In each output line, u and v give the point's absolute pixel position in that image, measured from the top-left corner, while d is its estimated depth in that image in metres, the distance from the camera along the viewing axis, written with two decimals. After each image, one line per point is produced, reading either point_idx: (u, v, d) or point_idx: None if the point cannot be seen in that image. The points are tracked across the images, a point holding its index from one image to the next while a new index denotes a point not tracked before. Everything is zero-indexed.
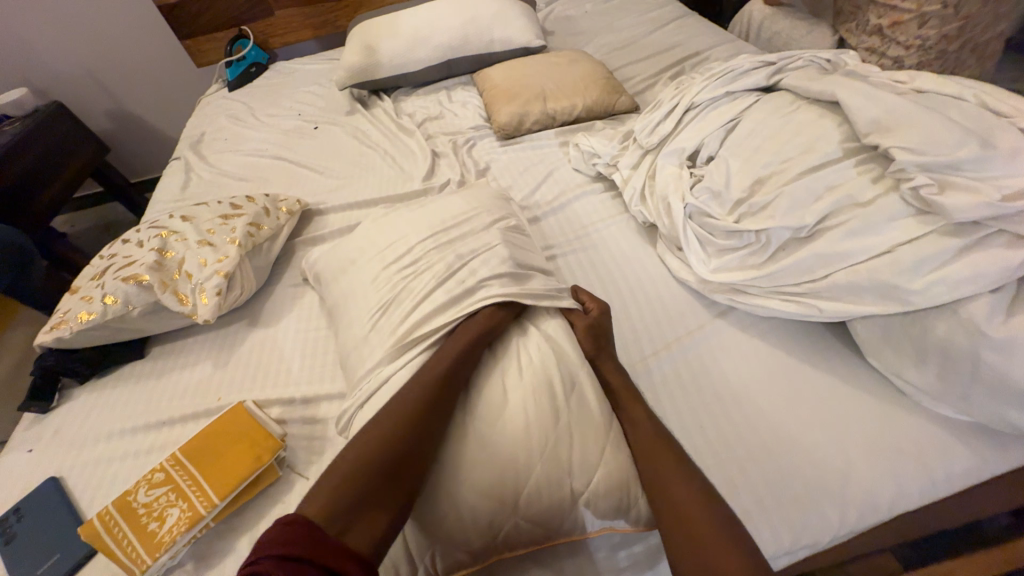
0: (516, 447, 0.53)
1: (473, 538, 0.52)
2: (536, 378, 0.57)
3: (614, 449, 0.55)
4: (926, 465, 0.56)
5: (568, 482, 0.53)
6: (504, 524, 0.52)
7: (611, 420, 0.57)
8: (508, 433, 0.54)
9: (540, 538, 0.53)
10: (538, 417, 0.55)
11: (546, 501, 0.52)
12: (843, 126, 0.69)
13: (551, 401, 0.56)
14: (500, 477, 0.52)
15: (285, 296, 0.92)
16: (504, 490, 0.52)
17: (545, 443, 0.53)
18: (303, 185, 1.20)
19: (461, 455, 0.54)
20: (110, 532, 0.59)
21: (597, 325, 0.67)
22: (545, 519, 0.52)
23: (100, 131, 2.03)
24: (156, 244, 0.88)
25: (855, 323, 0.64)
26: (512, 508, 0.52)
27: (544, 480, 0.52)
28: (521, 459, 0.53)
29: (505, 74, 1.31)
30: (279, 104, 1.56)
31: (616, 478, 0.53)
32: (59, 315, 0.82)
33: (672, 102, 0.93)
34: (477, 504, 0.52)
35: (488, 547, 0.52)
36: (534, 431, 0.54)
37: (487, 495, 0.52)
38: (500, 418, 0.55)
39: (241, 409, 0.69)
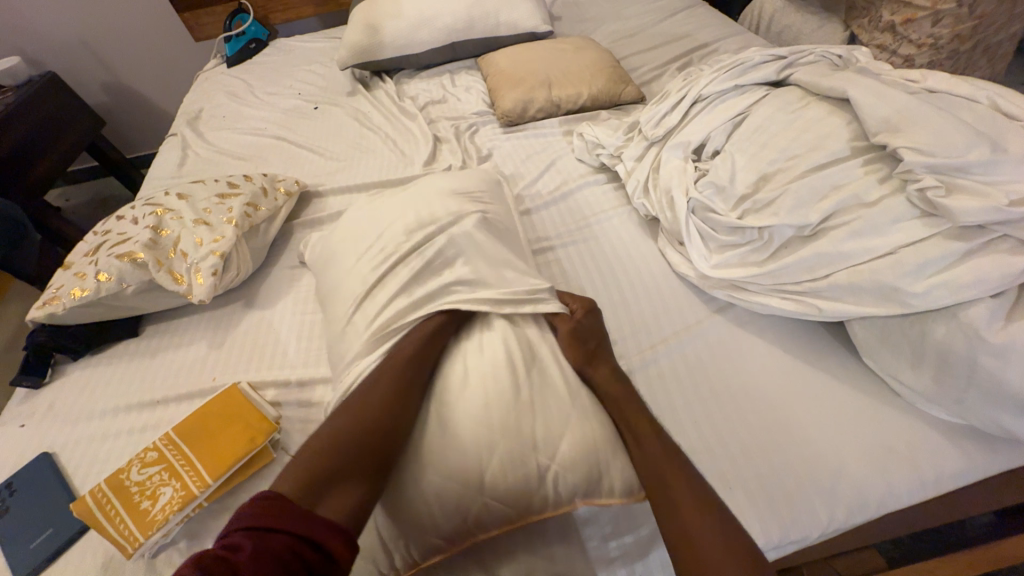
0: (477, 426, 0.53)
1: (444, 520, 0.52)
2: (496, 358, 0.58)
3: (579, 419, 0.55)
4: (917, 466, 0.56)
5: (533, 458, 0.52)
6: (471, 504, 0.51)
7: (577, 392, 0.57)
8: (469, 412, 0.54)
9: (510, 518, 0.52)
10: (497, 394, 0.55)
11: (512, 479, 0.52)
12: (852, 125, 0.68)
13: (509, 376, 0.56)
14: (463, 455, 0.52)
15: (281, 278, 0.91)
16: (469, 470, 0.52)
17: (507, 420, 0.53)
18: (302, 166, 1.18)
19: (429, 439, 0.55)
20: (103, 509, 0.59)
21: (588, 328, 0.66)
22: (513, 498, 0.52)
23: (95, 103, 1.99)
24: (151, 221, 0.87)
25: (853, 323, 0.63)
26: (478, 487, 0.52)
27: (506, 458, 0.52)
28: (484, 437, 0.53)
29: (510, 59, 1.28)
30: (278, 82, 1.53)
31: (582, 450, 0.53)
32: (53, 290, 0.81)
33: (680, 93, 0.91)
34: (444, 485, 0.52)
35: (459, 530, 0.52)
36: (495, 407, 0.54)
37: (452, 476, 0.52)
38: (462, 398, 0.56)
39: (235, 389, 0.69)
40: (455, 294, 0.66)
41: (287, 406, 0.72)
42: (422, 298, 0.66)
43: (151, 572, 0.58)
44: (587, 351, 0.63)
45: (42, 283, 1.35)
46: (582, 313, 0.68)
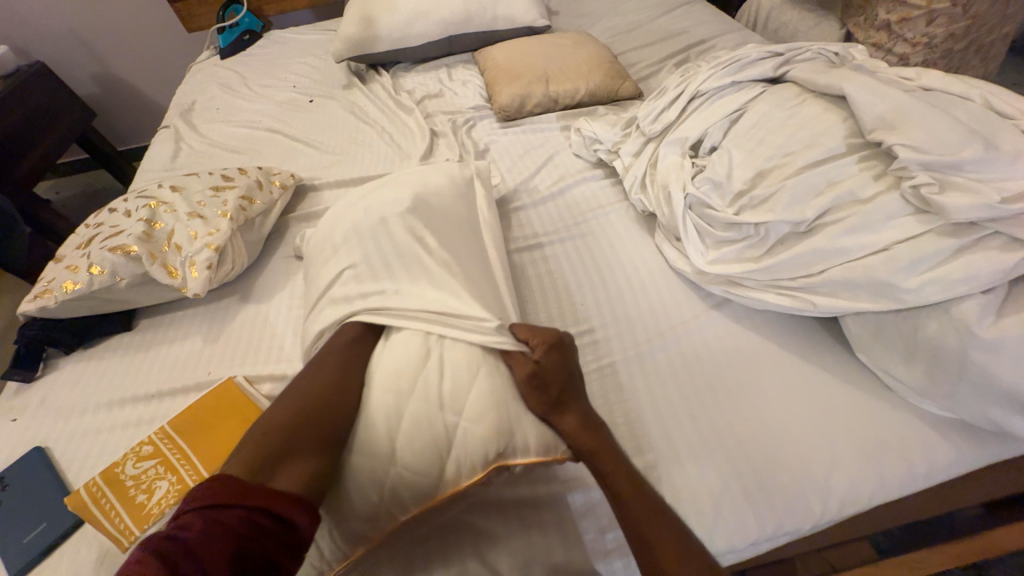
0: (387, 393, 0.55)
1: (364, 489, 0.51)
2: (410, 328, 0.60)
3: (485, 377, 0.55)
4: (910, 459, 0.57)
5: (439, 420, 0.53)
6: (385, 474, 0.51)
7: (487, 353, 0.58)
8: (381, 380, 0.56)
9: (427, 485, 0.51)
10: (405, 360, 0.56)
11: (420, 442, 0.52)
12: (848, 122, 0.69)
13: (420, 343, 0.58)
14: (374, 425, 0.53)
15: (277, 272, 0.91)
16: (379, 435, 0.53)
17: (413, 385, 0.55)
18: (297, 160, 1.17)
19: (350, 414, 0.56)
20: (98, 503, 0.58)
21: (541, 374, 0.56)
22: (425, 464, 0.51)
23: (87, 95, 1.95)
24: (145, 214, 0.86)
25: (848, 319, 0.64)
26: (389, 453, 0.52)
27: (414, 421, 0.53)
28: (393, 402, 0.54)
29: (508, 53, 1.28)
30: (273, 74, 1.51)
31: (485, 406, 0.53)
32: (44, 283, 0.79)
33: (678, 89, 0.92)
34: (358, 455, 0.52)
35: (379, 498, 0.51)
36: (404, 373, 0.55)
37: (365, 447, 0.52)
38: (376, 369, 0.57)
39: (231, 384, 0.69)
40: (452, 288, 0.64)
41: None
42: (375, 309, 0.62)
43: None
44: (540, 398, 0.55)
45: (34, 276, 1.34)
46: (540, 353, 0.57)
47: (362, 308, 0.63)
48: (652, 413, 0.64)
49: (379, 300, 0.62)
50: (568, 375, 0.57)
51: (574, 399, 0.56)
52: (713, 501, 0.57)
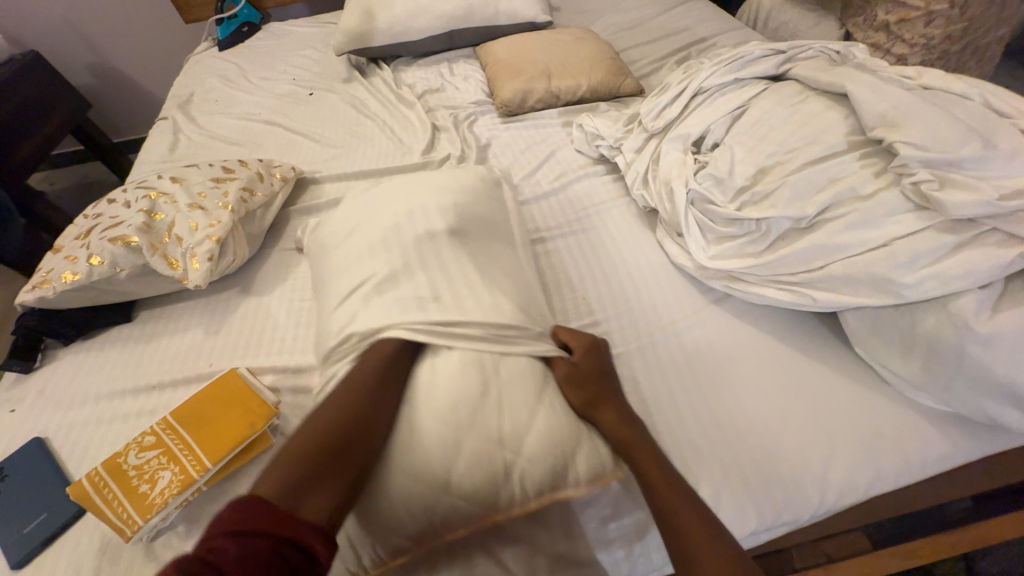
0: (444, 425, 0.54)
1: (415, 515, 0.52)
2: (464, 357, 0.58)
3: (546, 410, 0.56)
4: (906, 452, 0.58)
5: (500, 456, 0.53)
6: (440, 504, 0.52)
7: (544, 381, 0.59)
8: (437, 411, 0.55)
9: (479, 513, 0.52)
10: (464, 393, 0.55)
11: (479, 475, 0.52)
12: (849, 119, 0.70)
13: (478, 376, 0.57)
14: (431, 458, 0.52)
15: (278, 265, 0.91)
16: (437, 468, 0.52)
17: (472, 419, 0.54)
18: (297, 153, 1.17)
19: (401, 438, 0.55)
20: (101, 493, 0.58)
21: (585, 373, 0.60)
22: (482, 496, 0.52)
23: (81, 85, 1.93)
24: (145, 205, 0.85)
25: (846, 314, 0.65)
26: (445, 485, 0.52)
27: (472, 457, 0.52)
28: (451, 436, 0.53)
29: (509, 48, 1.28)
30: (272, 67, 1.50)
31: (546, 443, 0.54)
32: (43, 274, 0.79)
33: (680, 86, 0.92)
34: (412, 485, 0.52)
35: (429, 524, 0.52)
36: (462, 407, 0.55)
37: (422, 478, 0.52)
38: (430, 398, 0.56)
39: (232, 374, 0.69)
40: (458, 281, 0.65)
41: (287, 392, 0.71)
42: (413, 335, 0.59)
43: (150, 555, 0.58)
44: (586, 394, 0.59)
45: (28, 268, 1.33)
46: (581, 355, 0.62)
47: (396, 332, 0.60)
48: (654, 406, 0.65)
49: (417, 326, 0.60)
50: (603, 372, 0.61)
51: (609, 397, 0.59)
52: (713, 490, 0.58)
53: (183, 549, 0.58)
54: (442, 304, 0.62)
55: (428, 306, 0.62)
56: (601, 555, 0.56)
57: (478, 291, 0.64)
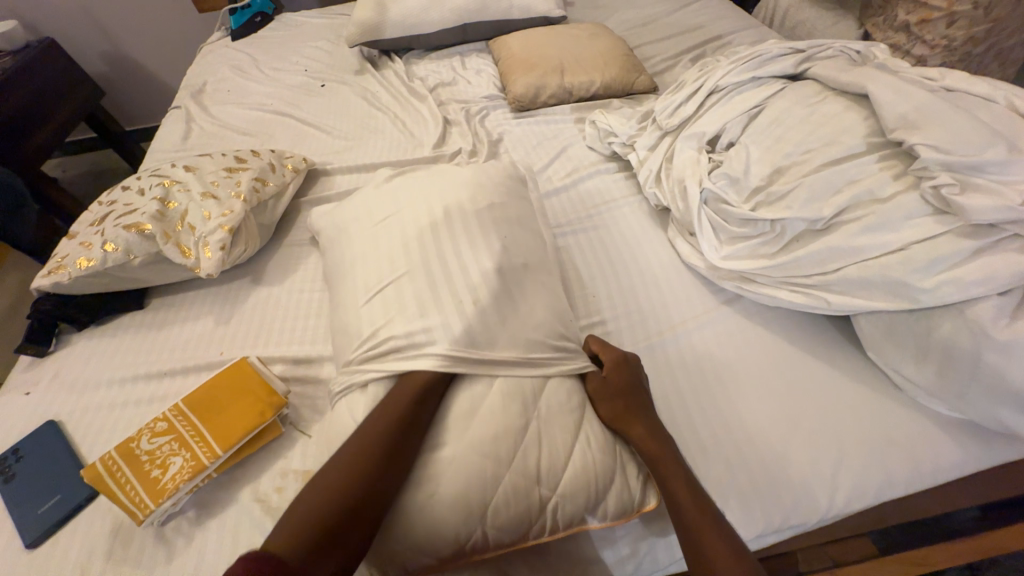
0: (482, 459, 0.53)
1: (443, 544, 0.51)
2: (503, 387, 0.57)
3: (585, 442, 0.56)
4: (917, 458, 0.58)
5: (536, 491, 0.53)
6: (471, 534, 0.51)
7: (582, 409, 0.59)
8: (475, 444, 0.53)
9: (507, 544, 0.52)
10: (505, 428, 0.55)
11: (514, 510, 0.52)
12: (869, 120, 0.68)
13: (519, 410, 0.56)
14: (466, 489, 0.52)
15: (289, 256, 0.91)
16: (472, 501, 0.51)
17: (512, 453, 0.53)
18: (309, 144, 1.17)
19: (432, 469, 0.53)
20: (114, 476, 0.59)
21: (618, 387, 0.61)
22: (513, 527, 0.52)
23: (95, 73, 1.94)
24: (158, 193, 0.85)
25: (860, 317, 0.65)
26: (479, 517, 0.51)
27: (509, 492, 0.52)
28: (489, 470, 0.52)
29: (522, 42, 1.27)
30: (284, 57, 1.50)
31: (584, 479, 0.54)
32: (58, 260, 0.80)
33: (696, 84, 0.91)
34: (443, 516, 0.51)
35: (456, 553, 0.51)
36: (503, 441, 0.54)
37: (455, 509, 0.51)
38: (467, 430, 0.55)
39: (243, 363, 0.69)
40: (470, 277, 0.65)
41: (296, 382, 0.72)
42: (445, 361, 0.58)
43: (161, 539, 0.59)
44: (615, 407, 0.59)
45: (42, 253, 1.34)
46: (612, 368, 0.63)
47: (425, 358, 0.58)
48: (662, 407, 0.65)
49: (449, 349, 0.58)
50: (637, 389, 0.61)
51: (642, 411, 0.59)
52: (719, 490, 0.58)
53: (192, 535, 0.59)
54: (458, 306, 0.62)
55: (440, 304, 0.62)
56: (605, 551, 0.57)
57: (489, 288, 0.65)
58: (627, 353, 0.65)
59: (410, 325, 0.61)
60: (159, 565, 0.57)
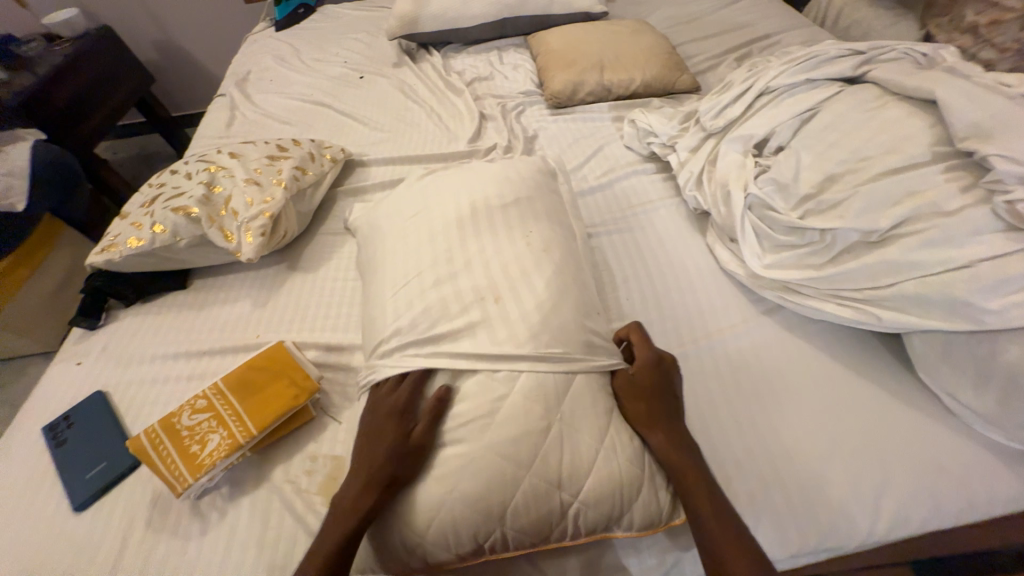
0: (503, 461, 0.52)
1: (462, 540, 0.51)
2: (525, 387, 0.55)
3: (612, 448, 0.54)
4: (968, 488, 0.55)
5: (557, 495, 0.52)
6: (491, 532, 0.51)
7: (612, 412, 0.57)
8: (496, 445, 0.53)
9: (527, 546, 0.52)
10: (526, 429, 0.53)
11: (534, 513, 0.51)
12: (936, 128, 0.65)
13: (542, 413, 0.54)
14: (486, 488, 0.51)
15: (324, 244, 0.93)
16: (491, 501, 0.51)
17: (533, 456, 0.52)
18: (347, 135, 1.19)
19: (453, 466, 0.53)
20: (156, 449, 0.62)
21: (653, 388, 0.59)
22: (533, 529, 0.51)
23: (147, 60, 2.03)
24: (205, 178, 0.89)
25: (913, 336, 0.62)
26: (498, 517, 0.51)
27: (530, 495, 0.51)
28: (510, 473, 0.52)
29: (562, 38, 1.25)
30: (325, 48, 1.53)
31: (608, 487, 0.53)
32: (110, 238, 0.83)
33: (745, 84, 0.88)
34: (462, 514, 0.51)
35: (474, 550, 0.51)
36: (524, 444, 0.53)
37: (476, 506, 0.51)
38: (487, 431, 0.54)
39: (280, 347, 0.71)
40: (506, 272, 0.65)
41: (328, 368, 0.73)
42: (478, 357, 0.58)
43: (196, 512, 0.61)
44: (647, 413, 0.57)
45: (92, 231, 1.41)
46: (645, 369, 0.60)
47: (461, 355, 0.59)
48: (695, 417, 0.63)
49: (483, 344, 0.59)
50: (666, 396, 0.58)
51: (669, 418, 0.56)
52: (751, 505, 0.56)
53: (225, 511, 0.61)
54: (486, 301, 0.62)
55: (477, 298, 0.62)
56: (629, 559, 0.56)
57: (525, 283, 0.64)
58: (664, 354, 0.62)
59: (448, 321, 0.61)
60: (193, 538, 0.59)
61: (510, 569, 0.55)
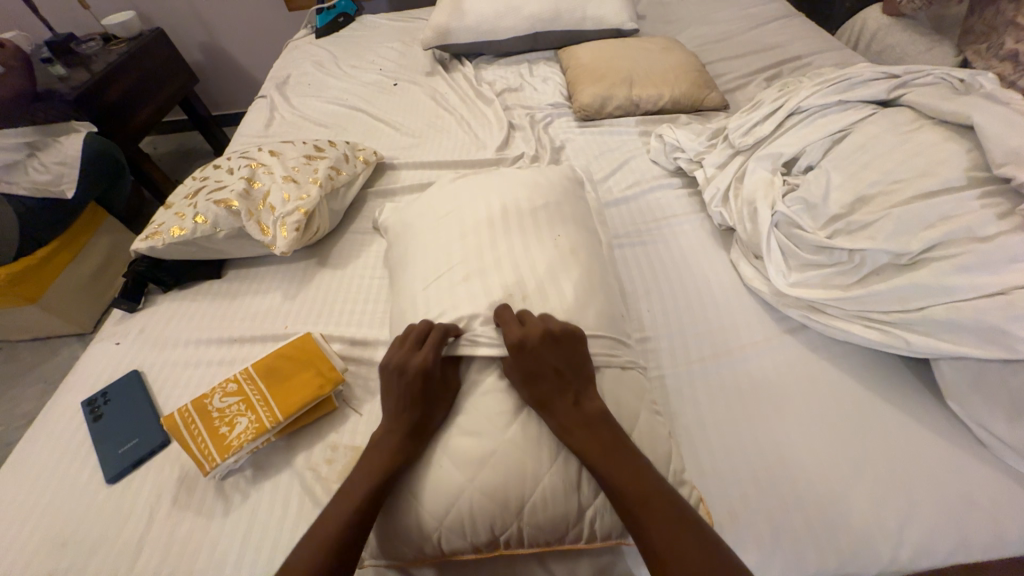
0: (524, 453, 0.53)
1: (478, 530, 0.51)
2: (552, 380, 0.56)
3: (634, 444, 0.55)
4: (1001, 521, 0.53)
5: (575, 496, 0.52)
6: (506, 527, 0.51)
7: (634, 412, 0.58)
8: (517, 439, 0.54)
9: (542, 545, 0.53)
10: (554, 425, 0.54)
11: (552, 510, 0.52)
12: (972, 154, 0.64)
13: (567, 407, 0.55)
14: (505, 482, 0.52)
15: (354, 242, 0.96)
16: (509, 493, 0.51)
17: (555, 455, 0.53)
18: (379, 138, 1.23)
19: (474, 457, 0.53)
20: (188, 427, 0.65)
21: (525, 369, 0.56)
22: (548, 529, 0.52)
23: (193, 62, 2.13)
24: (246, 173, 0.93)
25: (942, 362, 0.61)
26: (516, 512, 0.51)
27: (549, 493, 0.52)
28: (530, 468, 0.52)
29: (593, 52, 1.28)
30: (362, 56, 1.59)
31: None
32: (154, 226, 0.87)
33: (776, 104, 0.89)
34: (480, 505, 0.51)
35: (489, 542, 0.52)
36: (545, 441, 0.54)
37: (492, 497, 0.51)
38: (509, 426, 0.55)
39: (309, 338, 0.73)
40: (543, 273, 0.67)
41: (352, 361, 0.76)
42: None
43: (219, 493, 0.63)
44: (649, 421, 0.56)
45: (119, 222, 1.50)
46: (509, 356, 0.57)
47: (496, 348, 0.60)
48: (716, 434, 0.62)
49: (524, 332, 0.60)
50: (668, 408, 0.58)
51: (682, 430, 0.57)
52: (770, 527, 0.55)
53: (248, 493, 0.63)
54: (518, 286, 0.65)
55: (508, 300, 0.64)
56: (641, 569, 0.56)
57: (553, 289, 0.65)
58: (525, 330, 0.58)
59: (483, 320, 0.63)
60: (216, 517, 0.61)
61: (522, 570, 0.55)
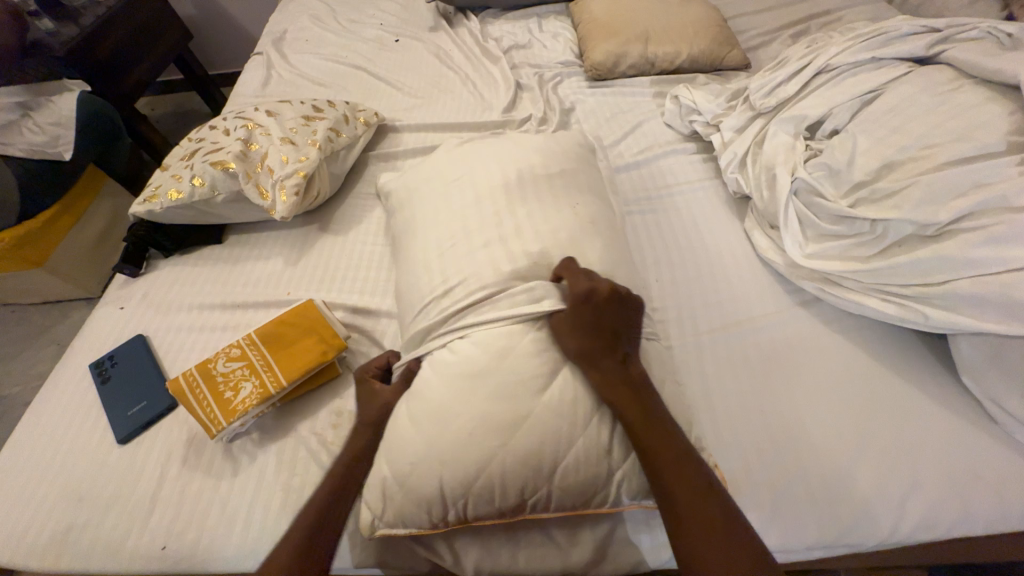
0: (559, 419, 0.51)
1: (508, 494, 0.51)
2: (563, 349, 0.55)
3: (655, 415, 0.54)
4: (1006, 497, 0.53)
5: (606, 461, 0.52)
6: (537, 489, 0.51)
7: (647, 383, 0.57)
8: (553, 403, 0.52)
9: (568, 508, 0.53)
10: (593, 390, 0.53)
11: (582, 475, 0.51)
12: (1015, 116, 0.59)
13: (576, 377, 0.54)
14: (540, 445, 0.51)
15: (355, 208, 0.94)
16: (543, 457, 0.51)
17: (589, 419, 0.52)
18: (380, 99, 1.18)
19: (508, 421, 0.51)
20: (193, 392, 0.65)
21: (583, 322, 0.55)
22: (578, 492, 0.52)
23: (186, 16, 2.04)
24: (242, 134, 0.89)
25: (959, 338, 0.59)
26: (547, 476, 0.51)
27: (581, 458, 0.51)
28: (565, 432, 0.51)
29: (606, 5, 1.19)
30: (361, 9, 1.50)
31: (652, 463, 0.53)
32: (152, 189, 0.85)
33: (802, 62, 0.83)
34: (511, 470, 0.50)
35: (517, 505, 0.52)
36: (581, 405, 0.52)
37: (527, 460, 0.50)
38: (544, 391, 0.52)
39: (310, 305, 0.72)
40: (550, 241, 0.64)
41: (355, 329, 0.75)
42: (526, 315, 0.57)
43: (227, 455, 0.64)
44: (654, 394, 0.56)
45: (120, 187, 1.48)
46: (573, 304, 0.56)
47: (500, 322, 0.57)
48: (721, 406, 0.62)
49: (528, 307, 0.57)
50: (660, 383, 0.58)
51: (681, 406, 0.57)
52: (771, 497, 0.55)
53: (255, 455, 0.64)
54: (523, 254, 0.63)
55: (571, 258, 0.61)
56: (640, 535, 0.57)
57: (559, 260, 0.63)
58: (594, 283, 0.57)
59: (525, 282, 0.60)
60: (225, 478, 0.62)
61: (522, 533, 0.56)
